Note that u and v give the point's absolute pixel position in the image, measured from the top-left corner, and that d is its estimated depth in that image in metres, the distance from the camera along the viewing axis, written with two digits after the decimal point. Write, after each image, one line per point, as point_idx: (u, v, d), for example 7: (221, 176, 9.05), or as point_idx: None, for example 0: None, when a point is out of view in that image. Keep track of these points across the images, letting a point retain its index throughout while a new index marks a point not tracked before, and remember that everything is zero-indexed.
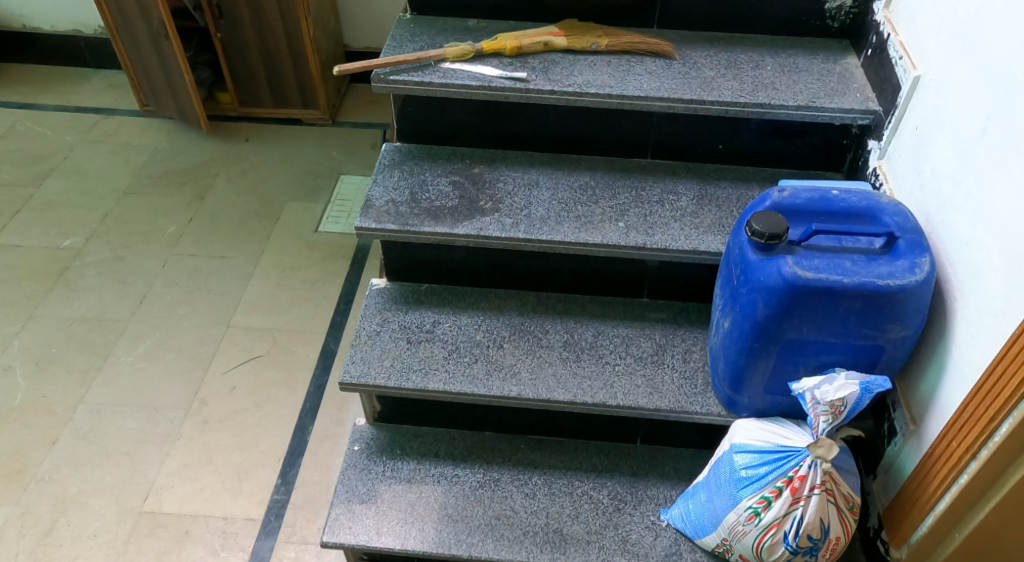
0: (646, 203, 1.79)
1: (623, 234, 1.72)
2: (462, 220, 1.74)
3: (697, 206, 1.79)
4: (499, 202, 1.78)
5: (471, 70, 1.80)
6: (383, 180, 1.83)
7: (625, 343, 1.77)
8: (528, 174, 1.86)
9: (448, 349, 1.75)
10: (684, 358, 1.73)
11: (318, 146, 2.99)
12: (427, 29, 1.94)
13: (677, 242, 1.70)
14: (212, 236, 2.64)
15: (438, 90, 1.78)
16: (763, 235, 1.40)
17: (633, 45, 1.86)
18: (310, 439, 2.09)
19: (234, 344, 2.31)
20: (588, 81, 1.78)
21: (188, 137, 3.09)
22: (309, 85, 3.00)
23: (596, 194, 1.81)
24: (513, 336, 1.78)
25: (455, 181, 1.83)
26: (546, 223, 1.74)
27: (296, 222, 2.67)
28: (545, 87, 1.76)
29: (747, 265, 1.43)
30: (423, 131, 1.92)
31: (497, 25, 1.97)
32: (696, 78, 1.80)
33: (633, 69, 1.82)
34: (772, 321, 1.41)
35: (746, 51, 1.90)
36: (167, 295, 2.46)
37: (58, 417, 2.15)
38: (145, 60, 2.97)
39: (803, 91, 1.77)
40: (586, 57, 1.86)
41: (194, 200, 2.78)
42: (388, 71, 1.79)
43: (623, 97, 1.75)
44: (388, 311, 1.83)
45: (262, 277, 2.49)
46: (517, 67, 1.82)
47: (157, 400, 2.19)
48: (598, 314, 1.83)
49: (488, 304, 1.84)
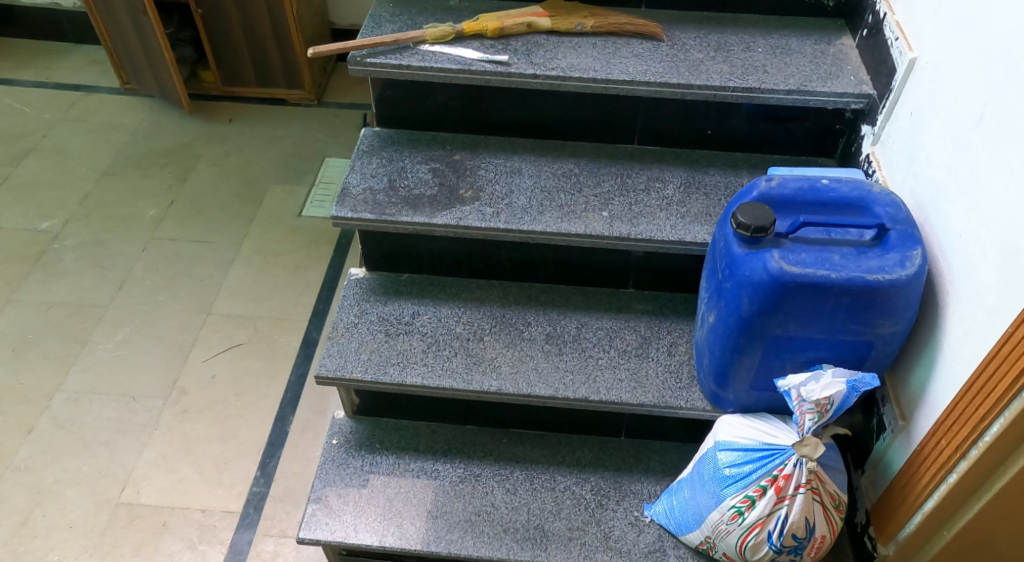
0: (631, 191, 1.73)
1: (607, 224, 1.67)
2: (441, 209, 1.69)
3: (684, 195, 1.73)
4: (479, 190, 1.73)
5: (451, 53, 1.74)
6: (361, 167, 1.77)
7: (609, 336, 1.72)
8: (511, 161, 1.80)
9: (428, 342, 1.71)
10: (669, 351, 1.70)
11: (304, 127, 2.92)
12: (407, 9, 1.87)
13: (662, 232, 1.65)
14: (194, 220, 2.58)
15: (417, 74, 1.71)
16: (749, 227, 1.36)
17: (619, 26, 1.79)
18: (291, 430, 2.06)
19: (215, 332, 2.26)
20: (571, 64, 1.71)
21: (170, 116, 3.02)
22: (294, 64, 2.93)
23: (580, 181, 1.75)
24: (494, 329, 1.73)
25: (435, 168, 1.78)
26: (527, 212, 1.68)
27: (279, 206, 2.61)
28: (527, 70, 1.70)
29: (732, 259, 1.39)
30: (403, 116, 1.86)
31: (481, 4, 1.90)
32: (684, 61, 1.74)
33: (618, 51, 1.75)
34: (756, 318, 1.36)
35: (737, 32, 1.83)
36: (147, 280, 2.41)
37: (34, 405, 2.11)
38: (126, 38, 2.90)
39: (794, 74, 1.71)
40: (571, 39, 1.79)
41: (176, 182, 2.72)
42: (364, 53, 1.73)
43: (608, 81, 1.69)
44: (366, 301, 1.78)
45: (245, 262, 2.44)
46: (499, 49, 1.75)
47: (136, 389, 2.14)
48: (582, 305, 1.78)
49: (469, 294, 1.80)
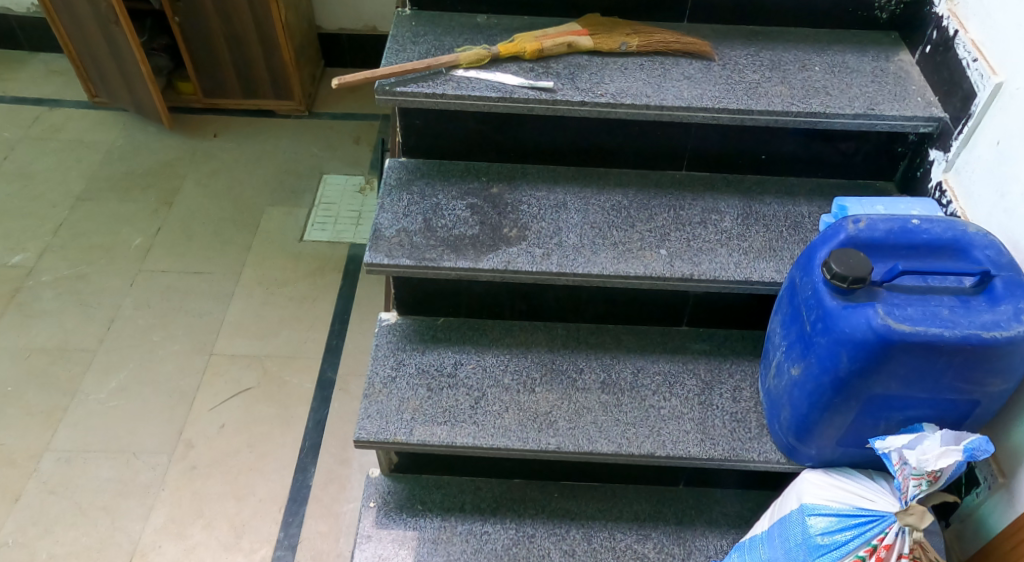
0: (688, 225, 1.61)
1: (667, 263, 1.54)
2: (486, 252, 1.54)
3: (743, 227, 1.61)
4: (525, 228, 1.58)
5: (488, 79, 1.58)
6: (390, 205, 1.62)
7: (668, 383, 1.61)
8: (554, 194, 1.66)
9: (475, 396, 1.57)
10: (734, 398, 1.58)
11: (296, 141, 2.73)
12: (431, 28, 1.71)
13: (726, 271, 1.54)
14: (183, 248, 2.39)
15: (453, 103, 1.56)
16: (845, 279, 1.24)
17: (666, 45, 1.65)
18: (313, 484, 1.90)
19: (219, 376, 2.09)
20: (620, 89, 1.57)
21: (146, 131, 2.80)
22: (282, 73, 2.74)
23: (631, 215, 1.62)
24: (545, 378, 1.60)
25: (473, 204, 1.63)
26: (580, 252, 1.55)
27: (277, 230, 2.43)
28: (574, 97, 1.55)
29: (824, 312, 1.27)
30: (433, 146, 1.70)
31: (511, 20, 1.73)
32: (740, 83, 1.61)
33: (668, 73, 1.62)
34: (856, 376, 1.25)
35: (789, 48, 1.71)
36: (137, 318, 2.22)
37: (21, 467, 1.92)
38: (95, 49, 2.67)
39: (858, 96, 1.60)
40: (616, 60, 1.64)
41: (160, 207, 2.52)
42: (393, 81, 1.56)
43: (662, 108, 1.55)
44: (402, 351, 1.63)
45: (245, 295, 2.26)
46: (540, 73, 1.60)
47: (136, 444, 1.97)
48: (635, 347, 1.66)
49: (513, 339, 1.67)
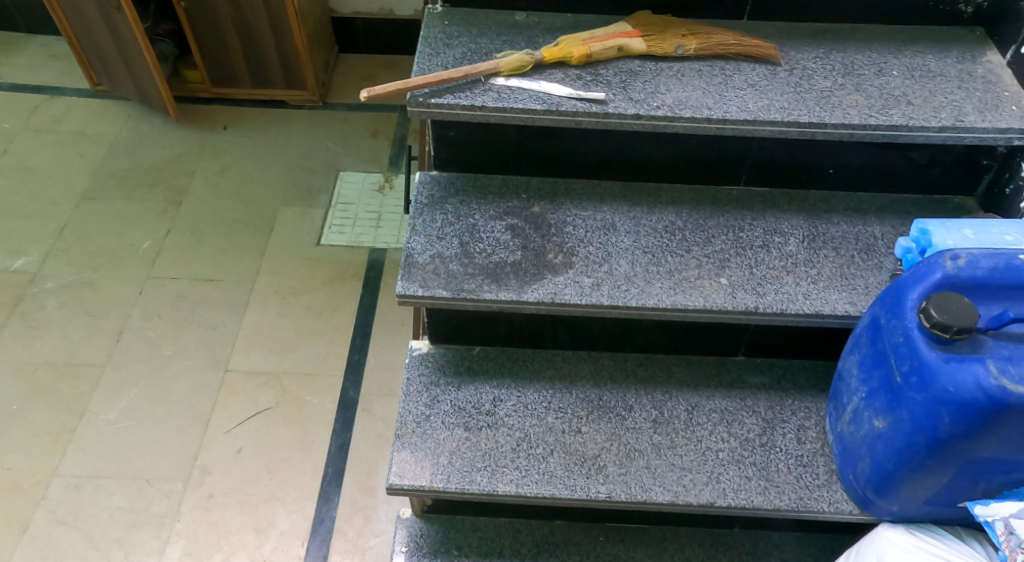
0: (750, 249, 1.47)
1: (728, 295, 1.41)
2: (530, 282, 1.40)
3: (810, 251, 1.48)
4: (571, 254, 1.44)
5: (531, 88, 1.42)
6: (423, 227, 1.47)
7: (725, 421, 1.49)
8: (601, 213, 1.51)
9: (516, 438, 1.45)
10: (798, 438, 1.46)
11: (310, 135, 2.58)
12: (465, 28, 1.55)
13: (794, 304, 1.40)
14: (194, 253, 2.25)
15: (493, 116, 1.40)
16: (948, 329, 1.11)
17: (727, 47, 1.49)
18: (337, 515, 1.78)
19: (235, 395, 1.96)
20: (678, 100, 1.42)
21: (151, 123, 2.65)
22: (295, 62, 2.57)
23: (687, 238, 1.48)
24: (591, 417, 1.48)
25: (513, 225, 1.48)
26: (633, 282, 1.41)
27: (293, 233, 2.29)
28: (627, 110, 1.40)
29: (921, 365, 1.14)
30: (468, 159, 1.55)
31: (553, 18, 1.57)
32: (811, 91, 1.45)
33: (730, 80, 1.46)
34: (958, 439, 1.13)
35: (861, 49, 1.55)
36: (147, 329, 2.09)
37: (28, 495, 1.81)
38: (96, 36, 2.51)
39: (943, 106, 1.44)
40: (671, 64, 1.49)
41: (169, 207, 2.38)
42: (426, 92, 1.41)
43: (725, 121, 1.40)
44: (437, 387, 1.51)
45: (261, 305, 2.13)
46: (589, 81, 1.44)
47: (149, 470, 1.85)
48: (687, 381, 1.54)
49: (556, 372, 1.54)
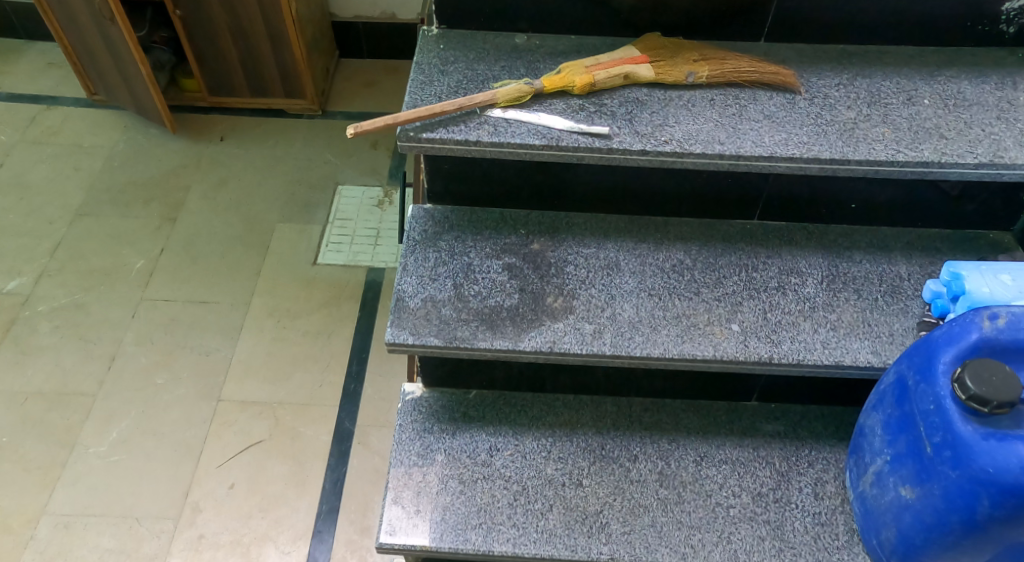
0: (764, 291, 1.38)
1: (740, 343, 1.32)
2: (528, 329, 1.32)
3: (829, 295, 1.38)
4: (571, 297, 1.35)
5: (529, 120, 1.33)
6: (415, 266, 1.39)
7: (737, 473, 1.40)
8: (604, 250, 1.42)
9: (514, 492, 1.37)
10: (816, 494, 1.38)
11: (309, 146, 2.49)
12: (462, 52, 1.45)
13: (812, 353, 1.32)
14: (189, 274, 2.18)
15: (489, 151, 1.31)
16: (990, 406, 1.04)
17: (742, 74, 1.39)
18: (330, 557, 1.71)
19: (228, 426, 1.90)
20: (688, 134, 1.33)
21: (148, 133, 2.57)
22: (294, 70, 2.49)
23: (697, 279, 1.39)
24: (594, 468, 1.40)
25: (510, 263, 1.39)
26: (638, 328, 1.33)
27: (289, 252, 2.21)
28: (633, 145, 1.30)
29: (959, 441, 1.08)
30: (464, 191, 1.46)
31: (556, 42, 1.48)
32: (833, 123, 1.36)
33: (745, 111, 1.37)
34: (996, 521, 1.07)
35: (887, 75, 1.44)
36: (140, 355, 2.02)
37: (17, 535, 1.75)
38: (90, 46, 2.43)
39: (977, 140, 1.34)
40: (682, 94, 1.39)
41: (164, 224, 2.31)
42: (418, 126, 1.32)
43: (738, 157, 1.31)
44: (430, 434, 1.43)
45: (256, 329, 2.06)
46: (592, 112, 1.35)
47: (140, 508, 1.79)
48: (696, 428, 1.45)
49: (556, 418, 1.45)
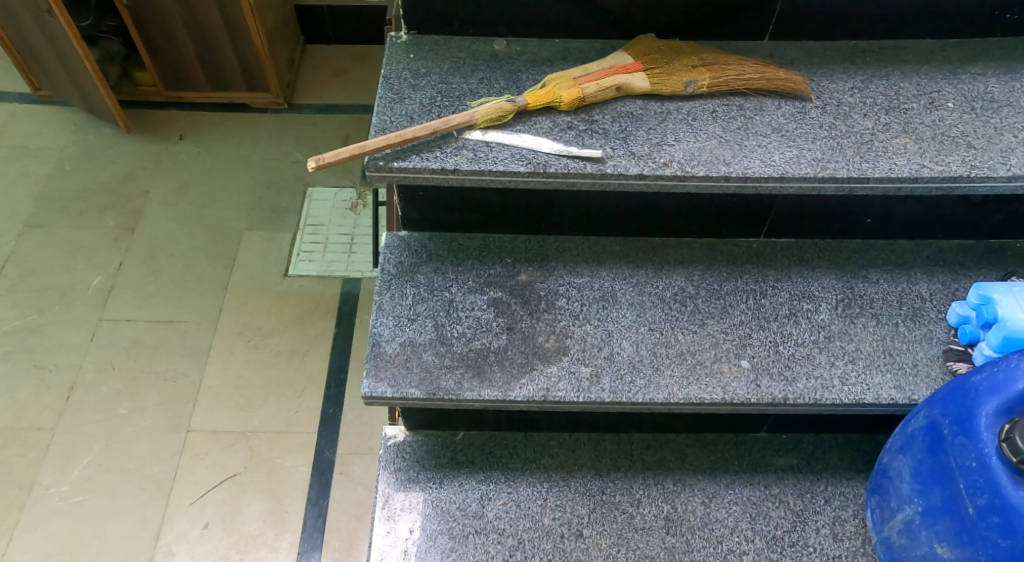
0: (774, 320, 1.27)
1: (751, 383, 1.21)
2: (519, 375, 1.20)
3: (844, 322, 1.27)
4: (565, 336, 1.23)
5: (512, 144, 1.19)
6: (391, 306, 1.26)
7: (748, 515, 1.30)
8: (599, 279, 1.30)
9: (509, 547, 1.27)
10: (834, 535, 1.29)
11: (276, 144, 2.34)
12: (435, 62, 1.30)
13: (829, 392, 1.20)
14: (150, 290, 2.04)
15: (468, 180, 1.18)
16: None
17: (746, 81, 1.26)
18: None
19: (198, 459, 1.78)
20: (690, 153, 1.19)
21: (101, 132, 2.40)
22: (255, 62, 2.32)
23: (701, 309, 1.28)
24: (594, 517, 1.29)
25: (496, 298, 1.27)
26: (640, 369, 1.21)
27: (258, 263, 2.06)
28: (629, 169, 1.17)
29: (1008, 505, 1.01)
30: (443, 217, 1.33)
31: (539, 47, 1.33)
32: (848, 135, 1.23)
33: (751, 123, 1.23)
34: None
35: (905, 75, 1.32)
36: (101, 383, 1.89)
37: None
38: (30, 39, 2.24)
39: (1009, 149, 1.22)
40: (681, 105, 1.26)
41: (122, 235, 2.15)
42: (388, 154, 1.18)
43: (746, 179, 1.17)
44: (416, 484, 1.32)
45: (225, 351, 1.92)
46: (582, 131, 1.21)
47: (106, 553, 1.67)
48: (703, 466, 1.35)
49: (552, 460, 1.34)
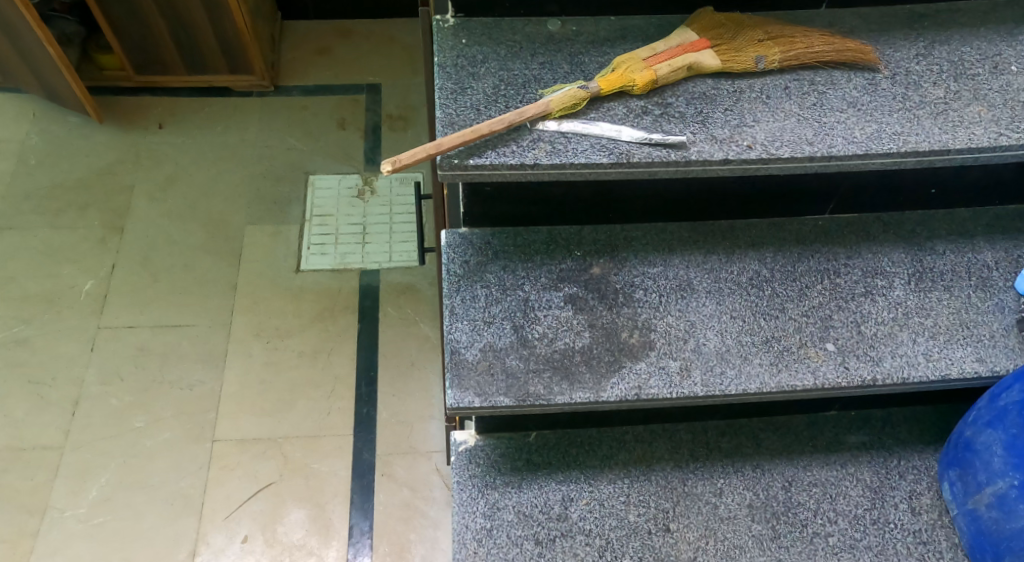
0: (852, 300, 1.25)
1: (839, 366, 1.19)
2: (609, 375, 1.17)
3: (921, 296, 1.25)
4: (648, 330, 1.21)
5: (590, 133, 1.13)
6: (466, 309, 1.21)
7: (829, 497, 1.29)
8: (672, 267, 1.27)
9: (598, 548, 1.23)
10: (913, 509, 1.28)
11: (265, 130, 2.17)
12: (490, 47, 1.23)
13: (916, 369, 1.19)
14: (150, 293, 1.89)
15: (548, 174, 1.11)
16: None
17: (816, 53, 1.21)
18: None
19: (228, 471, 1.68)
20: (771, 134, 1.15)
21: (66, 122, 2.14)
22: (237, 42, 2.10)
23: (779, 293, 1.25)
24: (678, 510, 1.27)
25: (572, 294, 1.23)
26: (728, 359, 1.19)
27: (265, 259, 1.95)
28: (713, 154, 1.12)
29: None
30: (506, 211, 1.28)
31: (594, 25, 1.26)
32: (923, 105, 1.18)
33: (826, 98, 1.19)
34: None
35: (966, 39, 1.28)
36: (108, 396, 1.75)
37: None
38: None
39: None
40: (751, 83, 1.21)
41: (110, 234, 1.97)
42: (462, 151, 1.11)
43: (831, 158, 1.13)
44: (494, 489, 1.27)
45: (242, 354, 1.82)
46: (658, 116, 1.16)
47: None
48: (780, 450, 1.34)
49: (629, 455, 1.32)
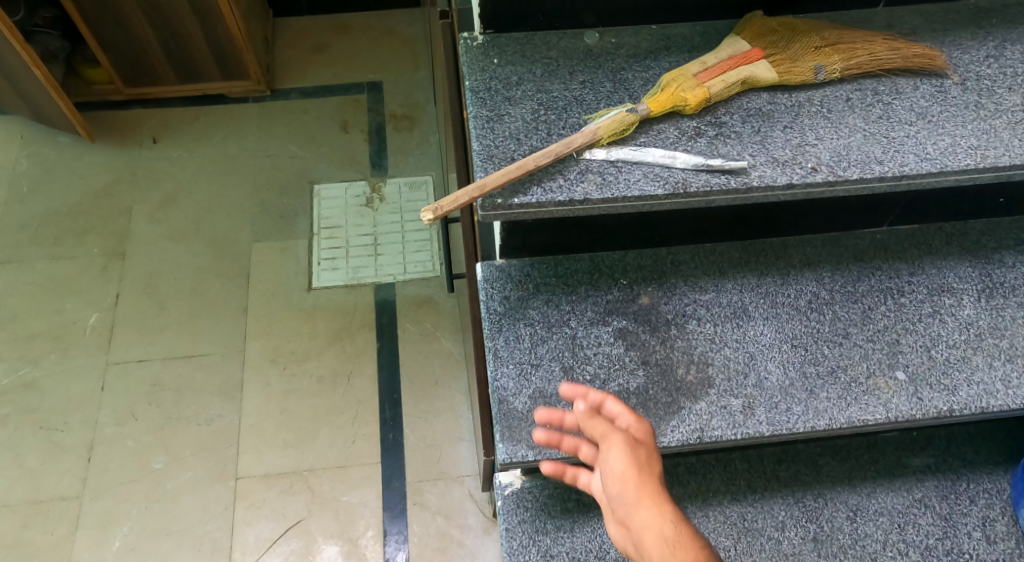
0: (920, 322, 1.17)
1: (912, 397, 1.11)
2: (667, 418, 1.09)
3: (992, 315, 1.18)
4: (706, 365, 1.13)
5: (641, 161, 1.04)
6: (510, 351, 1.13)
7: (897, 526, 1.23)
8: (726, 293, 1.19)
9: None
10: (987, 538, 1.22)
11: (265, 136, 2.06)
12: (524, 67, 1.12)
13: (996, 397, 1.11)
14: (159, 323, 1.79)
15: (598, 208, 1.02)
16: None
17: (878, 60, 1.12)
18: None
19: (255, 510, 1.61)
20: (836, 153, 1.06)
21: (54, 141, 2.03)
22: (231, 47, 1.98)
23: (841, 317, 1.17)
24: (740, 548, 1.21)
25: (622, 328, 1.15)
26: (793, 395, 1.11)
27: (276, 278, 1.86)
28: (777, 179, 1.03)
29: None
30: (547, 240, 1.19)
31: (635, 36, 1.16)
32: (997, 114, 1.10)
33: (891, 110, 1.10)
34: None
35: None
36: (124, 437, 1.67)
37: None
38: None
39: None
40: (810, 96, 1.12)
41: (111, 261, 1.87)
42: (505, 188, 1.01)
43: (903, 177, 1.04)
44: (546, 534, 1.20)
45: (259, 382, 1.73)
46: (713, 138, 1.07)
47: None
48: (841, 476, 1.27)
49: (684, 489, 1.25)
